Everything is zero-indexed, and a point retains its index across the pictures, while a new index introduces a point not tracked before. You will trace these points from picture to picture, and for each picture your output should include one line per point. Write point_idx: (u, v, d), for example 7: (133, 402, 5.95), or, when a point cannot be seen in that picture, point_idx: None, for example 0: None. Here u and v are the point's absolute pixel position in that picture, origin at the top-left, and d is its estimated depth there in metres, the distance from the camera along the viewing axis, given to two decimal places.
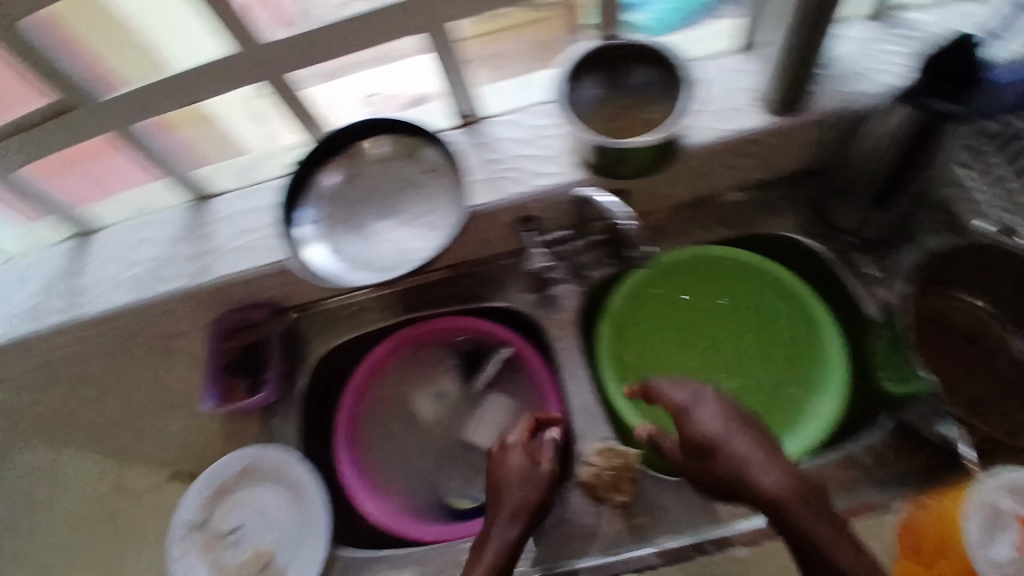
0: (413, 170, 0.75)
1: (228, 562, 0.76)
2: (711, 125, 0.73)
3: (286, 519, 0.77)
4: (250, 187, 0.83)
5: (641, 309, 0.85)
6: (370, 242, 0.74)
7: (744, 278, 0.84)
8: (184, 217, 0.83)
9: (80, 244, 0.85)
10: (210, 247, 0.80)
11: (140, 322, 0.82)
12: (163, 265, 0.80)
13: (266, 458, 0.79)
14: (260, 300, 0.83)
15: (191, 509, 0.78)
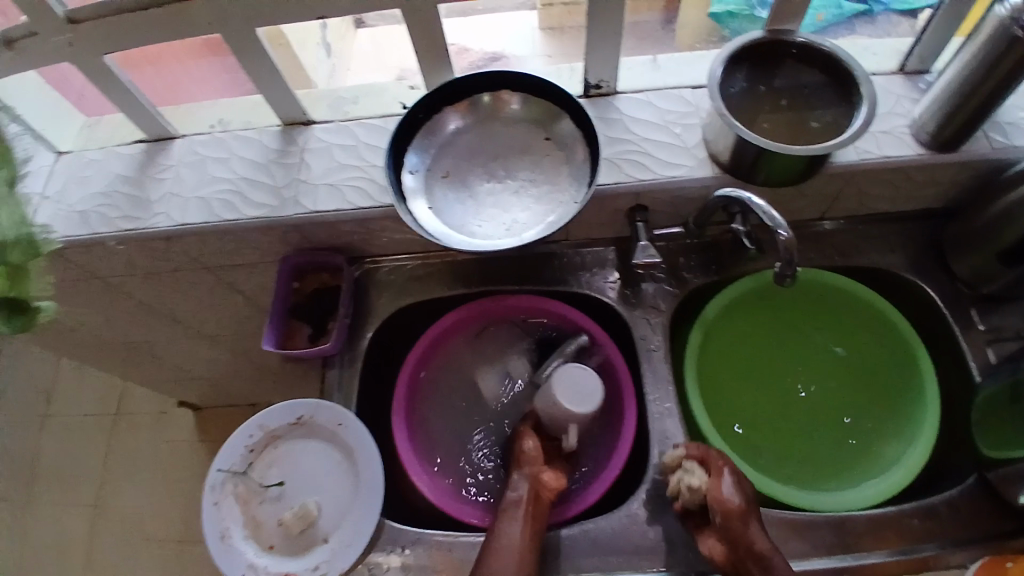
0: (537, 140, 0.72)
1: (267, 518, 0.71)
2: (861, 147, 0.74)
3: (336, 482, 0.73)
4: (349, 123, 0.80)
5: (734, 319, 0.81)
6: (476, 208, 0.71)
7: (843, 304, 0.80)
8: (273, 143, 0.80)
9: (152, 150, 0.81)
10: (300, 178, 0.77)
11: (213, 243, 0.80)
12: (245, 189, 0.77)
13: (320, 415, 0.74)
14: (340, 246, 0.81)
15: (234, 458, 0.73)
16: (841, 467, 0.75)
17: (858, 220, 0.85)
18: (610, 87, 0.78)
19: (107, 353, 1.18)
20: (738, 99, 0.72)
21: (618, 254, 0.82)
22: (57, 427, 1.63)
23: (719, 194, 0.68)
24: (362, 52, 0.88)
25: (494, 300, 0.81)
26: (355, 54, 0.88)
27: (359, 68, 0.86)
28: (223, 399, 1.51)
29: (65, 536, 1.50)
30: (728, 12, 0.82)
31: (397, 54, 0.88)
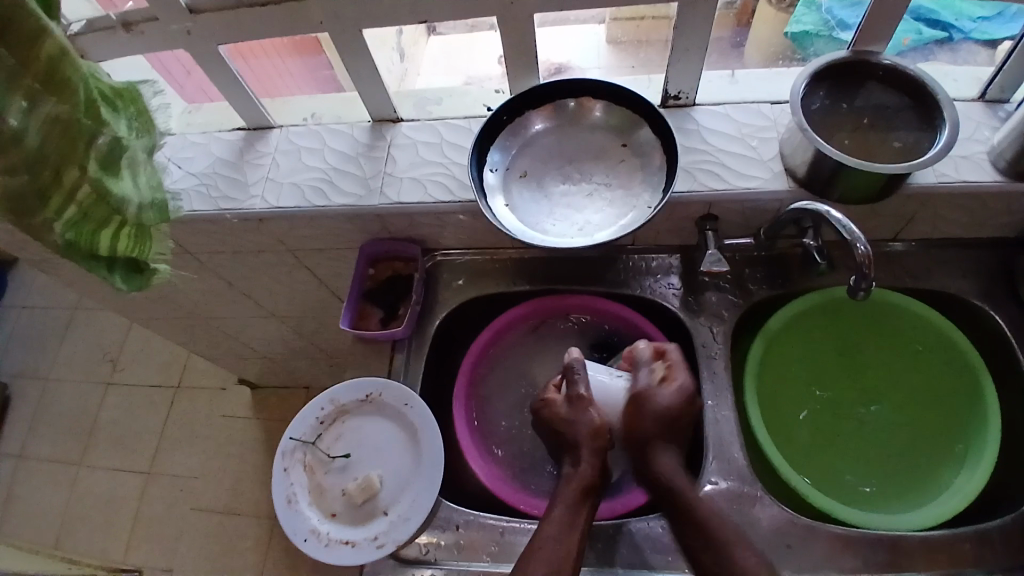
0: (614, 146, 0.75)
1: (331, 487, 0.75)
2: (939, 170, 0.74)
3: (398, 459, 0.76)
4: (434, 122, 0.85)
5: (806, 332, 0.81)
6: (551, 207, 0.73)
7: (909, 327, 0.79)
8: (363, 137, 0.85)
9: (252, 138, 0.88)
10: (386, 171, 0.82)
11: (297, 225, 0.85)
12: (335, 178, 0.82)
13: (387, 395, 0.78)
14: (415, 236, 0.85)
15: (305, 428, 0.78)
16: (894, 490, 0.75)
17: (929, 245, 0.84)
18: (688, 99, 0.80)
19: (181, 325, 1.26)
20: (818, 115, 0.73)
21: (682, 262, 0.84)
22: (122, 394, 1.73)
23: (793, 207, 0.69)
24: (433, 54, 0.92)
25: (557, 298, 0.84)
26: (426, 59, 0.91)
27: (437, 70, 0.91)
28: (277, 379, 1.57)
29: (121, 497, 1.59)
30: (804, 33, 0.82)
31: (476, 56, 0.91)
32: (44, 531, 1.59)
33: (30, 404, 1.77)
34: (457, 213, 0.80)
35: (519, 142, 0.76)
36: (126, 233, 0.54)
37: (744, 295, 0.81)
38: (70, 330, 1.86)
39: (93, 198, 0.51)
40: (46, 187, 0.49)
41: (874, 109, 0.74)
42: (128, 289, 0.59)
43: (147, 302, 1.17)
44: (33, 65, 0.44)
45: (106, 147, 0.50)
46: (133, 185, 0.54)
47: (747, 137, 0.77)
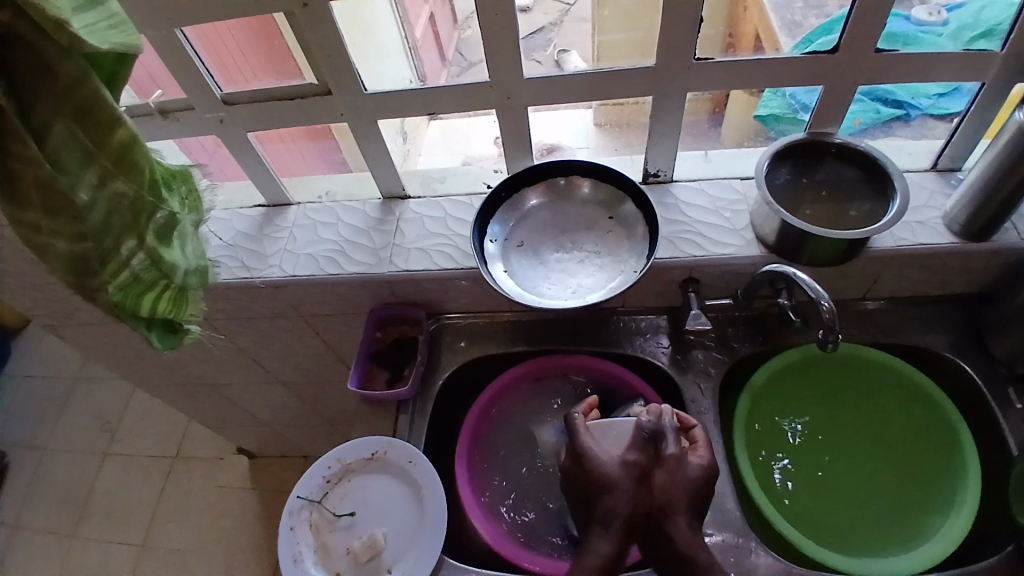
0: (602, 218, 0.83)
1: (336, 545, 0.77)
2: (897, 234, 0.82)
3: (402, 516, 0.78)
4: (439, 198, 0.94)
5: (791, 385, 0.87)
6: (547, 272, 0.81)
7: (886, 380, 0.85)
8: (374, 212, 0.93)
9: (271, 214, 0.96)
10: (395, 242, 0.89)
11: (311, 291, 0.91)
12: (347, 249, 0.90)
13: (392, 452, 0.81)
14: (421, 301, 0.92)
15: (312, 486, 0.80)
16: (886, 537, 0.78)
17: (898, 303, 0.91)
18: (666, 176, 0.90)
19: (187, 391, 1.29)
20: (783, 188, 0.83)
21: (670, 321, 0.90)
22: (119, 465, 1.72)
23: (765, 269, 0.76)
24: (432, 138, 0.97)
25: (553, 358, 0.90)
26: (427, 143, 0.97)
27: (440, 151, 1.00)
28: (276, 448, 1.58)
29: (110, 574, 1.54)
30: (772, 115, 0.88)
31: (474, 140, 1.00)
32: None
33: (22, 476, 1.75)
34: (460, 277, 0.86)
35: (518, 215, 0.84)
36: (167, 296, 0.61)
37: (728, 352, 0.87)
38: (71, 401, 1.88)
39: (147, 262, 0.58)
40: (107, 254, 0.55)
41: (832, 183, 0.83)
42: (161, 348, 0.65)
43: (158, 368, 1.21)
44: (107, 150, 0.52)
45: (163, 220, 0.58)
46: (180, 252, 0.61)
47: (721, 208, 0.86)
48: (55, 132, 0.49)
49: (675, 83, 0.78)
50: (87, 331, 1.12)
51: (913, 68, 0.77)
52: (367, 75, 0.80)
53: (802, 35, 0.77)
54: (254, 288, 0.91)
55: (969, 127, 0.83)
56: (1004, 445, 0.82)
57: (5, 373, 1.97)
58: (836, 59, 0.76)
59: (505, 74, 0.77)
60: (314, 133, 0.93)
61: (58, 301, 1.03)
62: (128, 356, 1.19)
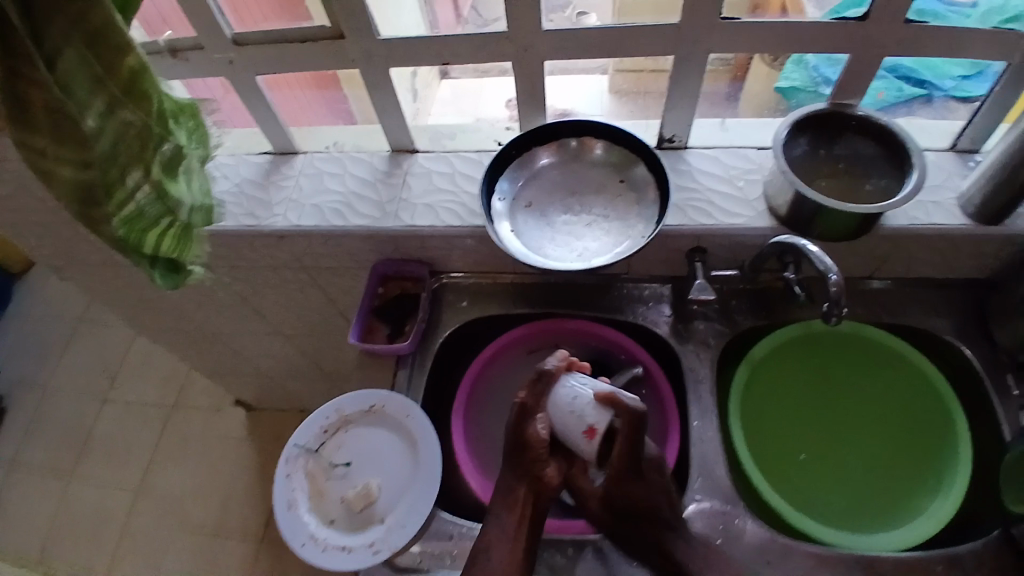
0: (613, 181, 0.82)
1: (331, 493, 0.78)
2: (910, 214, 0.81)
3: (396, 469, 0.79)
4: (448, 154, 0.92)
5: (790, 358, 0.87)
6: (552, 234, 0.80)
7: (886, 358, 0.85)
8: (381, 165, 0.92)
9: (277, 162, 0.94)
10: (402, 197, 0.88)
11: (315, 243, 0.91)
12: (353, 201, 0.89)
13: (390, 406, 0.82)
14: (425, 258, 0.91)
15: (309, 435, 0.81)
16: (870, 515, 0.79)
17: (905, 283, 0.90)
18: (682, 141, 0.88)
19: (189, 338, 1.30)
20: (800, 160, 0.82)
21: (673, 291, 0.89)
22: (120, 409, 1.75)
23: (774, 241, 0.75)
24: (444, 97, 0.97)
25: (555, 321, 0.89)
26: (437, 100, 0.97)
27: (448, 110, 0.97)
28: (275, 400, 1.60)
29: (109, 512, 1.58)
30: (792, 87, 0.87)
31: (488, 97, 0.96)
32: (27, 543, 1.58)
33: (24, 414, 1.78)
34: (466, 235, 0.86)
35: (527, 174, 0.83)
36: (172, 233, 0.60)
37: (730, 325, 0.86)
38: (73, 344, 1.89)
39: (152, 196, 0.57)
40: (112, 185, 0.55)
41: (851, 156, 0.82)
42: (163, 286, 0.64)
43: (160, 314, 1.21)
44: (115, 76, 0.51)
45: (170, 153, 0.57)
46: (186, 188, 0.60)
47: (735, 177, 0.85)
48: (66, 56, 0.48)
49: (697, 45, 0.76)
50: (89, 273, 1.12)
51: (945, 44, 0.75)
52: (384, 22, 0.78)
53: (829, 7, 0.76)
54: (258, 237, 0.90)
55: (994, 108, 0.81)
56: (996, 430, 0.82)
57: (7, 314, 1.98)
58: (864, 28, 0.74)
59: (523, 27, 0.74)
60: (322, 80, 0.92)
61: (61, 239, 1.02)
62: (130, 300, 1.19)
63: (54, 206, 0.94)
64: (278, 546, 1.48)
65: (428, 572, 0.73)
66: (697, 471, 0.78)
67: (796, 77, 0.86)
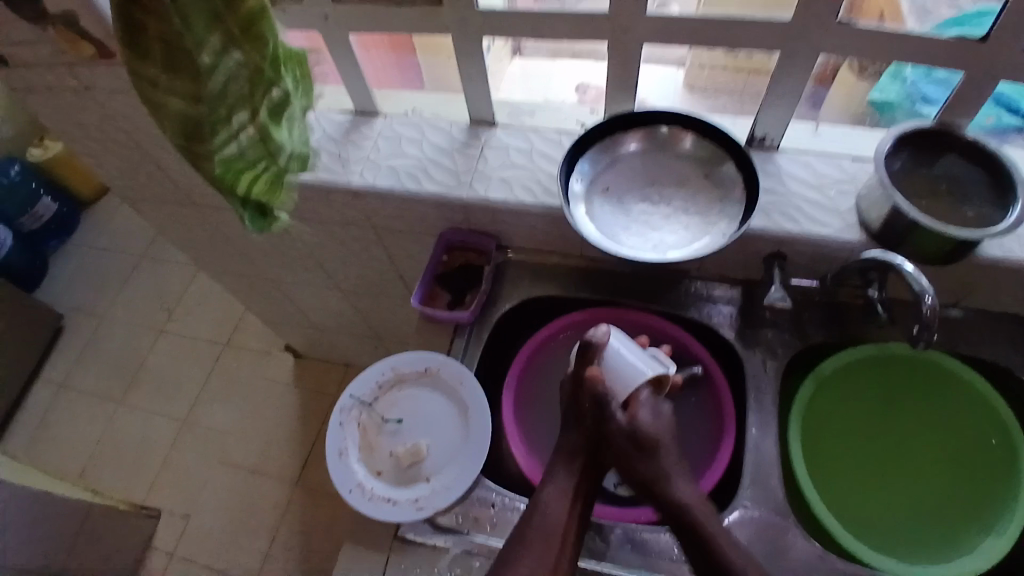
0: (696, 175, 0.79)
1: (382, 448, 0.80)
2: (1006, 245, 0.76)
3: (446, 432, 0.81)
4: (528, 130, 0.91)
5: (852, 378, 0.83)
6: (628, 222, 0.78)
7: (956, 389, 0.80)
8: (460, 134, 0.92)
9: (358, 120, 0.95)
10: (477, 167, 0.88)
11: (387, 204, 0.91)
12: (429, 167, 0.89)
13: (445, 371, 0.83)
14: (493, 232, 0.91)
15: (365, 388, 0.84)
16: (924, 547, 0.76)
17: (989, 315, 0.85)
18: (773, 142, 0.84)
19: (248, 283, 1.34)
20: (899, 175, 0.77)
21: (743, 295, 0.87)
22: (174, 343, 1.83)
23: (863, 256, 0.72)
24: (512, 75, 0.96)
25: (617, 310, 0.88)
26: (505, 76, 0.95)
27: (520, 89, 0.96)
28: (322, 352, 1.65)
29: (156, 438, 1.67)
30: (886, 102, 0.83)
31: (560, 80, 0.95)
32: (79, 458, 1.67)
33: (86, 337, 1.88)
34: (538, 213, 0.85)
35: (609, 159, 0.81)
36: (264, 178, 0.62)
37: (800, 337, 0.84)
38: (135, 276, 1.98)
39: (254, 138, 0.59)
40: (219, 123, 0.56)
41: (952, 177, 0.77)
42: (250, 230, 0.65)
43: (226, 256, 1.26)
44: (234, 16, 0.52)
45: (277, 99, 0.59)
46: (286, 134, 0.63)
47: (824, 184, 0.81)
48: None
49: (807, 43, 0.72)
50: (163, 209, 1.16)
51: None
52: None
53: (929, 24, 0.71)
54: (332, 192, 0.92)
55: None
56: None
57: (77, 240, 2.08)
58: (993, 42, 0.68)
59: (625, 7, 0.72)
60: (399, 44, 0.92)
61: (145, 175, 1.06)
62: (199, 240, 1.23)
63: (141, 142, 0.97)
64: (310, 491, 1.53)
65: (467, 534, 0.74)
66: (749, 483, 0.76)
67: (892, 91, 0.82)
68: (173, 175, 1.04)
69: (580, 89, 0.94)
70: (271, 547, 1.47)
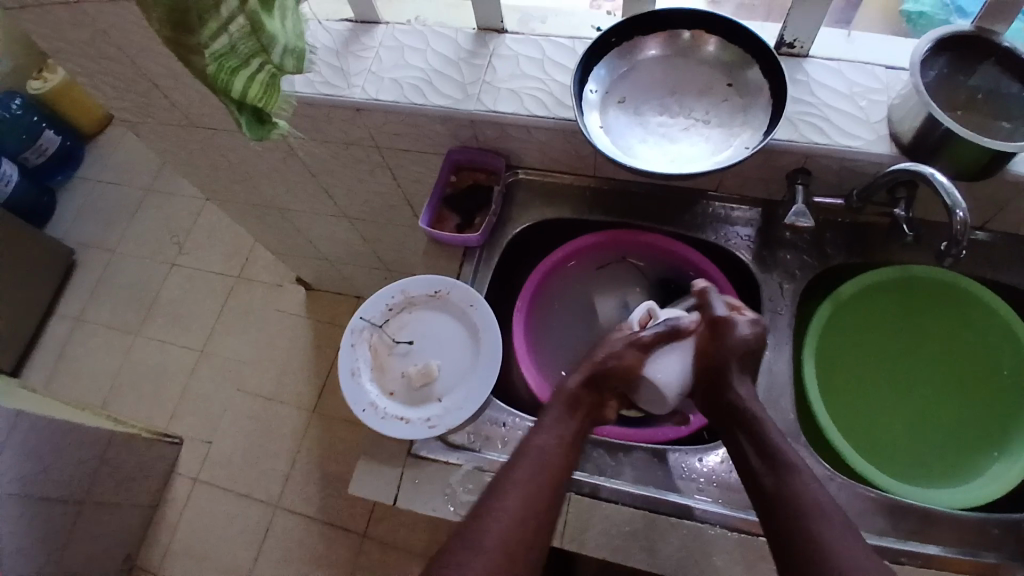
0: (720, 84, 0.74)
1: (393, 367, 0.80)
2: None
3: (457, 354, 0.81)
4: (539, 38, 0.85)
5: (871, 301, 0.81)
6: (645, 135, 0.74)
7: (979, 316, 0.78)
8: (467, 43, 0.86)
9: (358, 30, 0.89)
10: (485, 79, 0.83)
11: (391, 121, 0.87)
12: (435, 79, 0.84)
13: (455, 293, 0.82)
14: (502, 150, 0.88)
15: (375, 310, 0.83)
16: (931, 469, 0.77)
17: (1018, 238, 0.81)
18: (802, 48, 0.78)
19: (255, 213, 1.32)
20: (934, 85, 0.72)
21: (763, 216, 0.84)
22: (185, 276, 1.84)
23: (893, 169, 0.68)
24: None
25: (630, 232, 0.86)
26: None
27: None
28: (333, 283, 1.65)
29: (174, 367, 1.71)
30: (920, 12, 0.83)
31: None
32: (101, 387, 1.72)
33: (99, 271, 1.89)
34: (549, 128, 0.80)
35: (625, 69, 0.76)
36: (259, 79, 0.61)
37: (820, 259, 0.81)
38: (143, 209, 1.97)
39: (246, 30, 0.58)
40: (207, 10, 0.56)
41: (990, 88, 0.72)
42: (250, 138, 0.66)
43: (231, 184, 1.23)
44: None
45: None
46: (280, 27, 0.61)
47: (856, 94, 0.76)
48: None
49: None
50: (163, 133, 1.13)
51: None
52: None
53: None
54: (335, 108, 0.88)
55: None
56: None
57: (83, 174, 2.05)
58: None
59: None
60: None
61: (141, 95, 1.02)
62: (202, 166, 1.20)
63: (134, 58, 0.93)
64: (326, 418, 1.57)
65: (480, 452, 0.76)
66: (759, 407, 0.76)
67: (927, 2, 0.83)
68: (170, 95, 1.00)
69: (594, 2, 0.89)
70: (290, 471, 1.53)
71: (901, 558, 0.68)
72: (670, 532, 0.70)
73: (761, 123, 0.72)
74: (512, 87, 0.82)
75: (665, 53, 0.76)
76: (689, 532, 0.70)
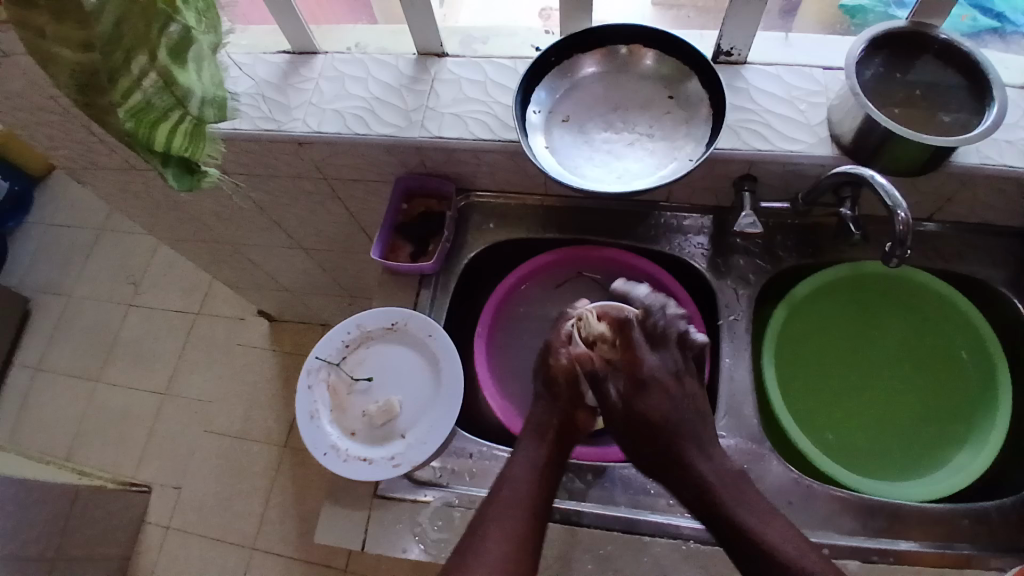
0: (661, 97, 0.75)
1: (353, 406, 0.78)
2: (982, 152, 0.73)
3: (419, 386, 0.79)
4: (480, 60, 0.84)
5: (827, 301, 0.83)
6: (591, 153, 0.73)
7: (930, 307, 0.80)
8: (407, 70, 0.85)
9: (295, 62, 0.87)
10: (428, 105, 0.81)
11: (335, 152, 0.85)
12: (376, 107, 0.82)
13: (412, 324, 0.80)
14: (452, 174, 0.86)
15: (331, 348, 0.80)
16: (897, 465, 0.77)
17: (965, 228, 0.83)
18: (740, 56, 0.79)
19: (209, 250, 1.28)
20: (872, 85, 0.73)
21: (715, 223, 0.84)
22: (144, 317, 1.77)
23: (835, 172, 0.68)
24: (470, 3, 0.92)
25: (585, 249, 0.86)
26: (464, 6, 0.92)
27: (474, 16, 0.90)
28: (297, 313, 1.61)
29: (138, 413, 1.64)
30: (858, 7, 0.83)
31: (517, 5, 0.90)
32: (61, 441, 1.65)
33: (53, 319, 1.82)
34: (497, 150, 0.79)
35: (568, 87, 0.76)
36: (182, 129, 0.61)
37: (773, 264, 0.81)
38: (95, 251, 1.90)
39: (160, 85, 0.58)
40: (117, 69, 0.56)
41: (927, 82, 0.73)
42: (177, 188, 0.66)
43: (179, 223, 1.19)
44: None
45: (177, 35, 0.58)
46: (196, 78, 0.61)
47: (794, 97, 0.77)
48: None
49: None
50: (104, 176, 1.08)
51: None
52: None
53: None
54: (277, 143, 0.85)
55: None
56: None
57: (30, 219, 1.97)
58: None
59: None
60: None
61: (74, 141, 0.98)
62: (147, 207, 1.16)
63: (65, 105, 0.89)
64: (298, 452, 1.53)
65: (449, 487, 0.74)
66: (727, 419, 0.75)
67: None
68: (104, 138, 0.96)
69: (544, 16, 0.88)
70: (265, 511, 1.48)
71: (872, 556, 0.68)
72: (644, 549, 0.69)
73: (704, 133, 0.72)
74: (455, 111, 0.81)
75: (605, 67, 0.76)
76: (663, 547, 0.69)
